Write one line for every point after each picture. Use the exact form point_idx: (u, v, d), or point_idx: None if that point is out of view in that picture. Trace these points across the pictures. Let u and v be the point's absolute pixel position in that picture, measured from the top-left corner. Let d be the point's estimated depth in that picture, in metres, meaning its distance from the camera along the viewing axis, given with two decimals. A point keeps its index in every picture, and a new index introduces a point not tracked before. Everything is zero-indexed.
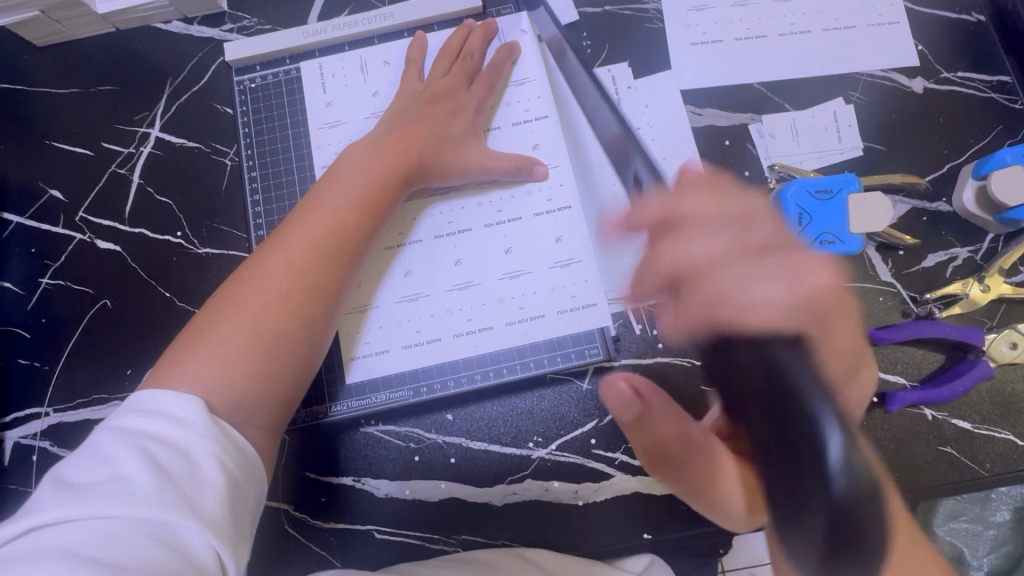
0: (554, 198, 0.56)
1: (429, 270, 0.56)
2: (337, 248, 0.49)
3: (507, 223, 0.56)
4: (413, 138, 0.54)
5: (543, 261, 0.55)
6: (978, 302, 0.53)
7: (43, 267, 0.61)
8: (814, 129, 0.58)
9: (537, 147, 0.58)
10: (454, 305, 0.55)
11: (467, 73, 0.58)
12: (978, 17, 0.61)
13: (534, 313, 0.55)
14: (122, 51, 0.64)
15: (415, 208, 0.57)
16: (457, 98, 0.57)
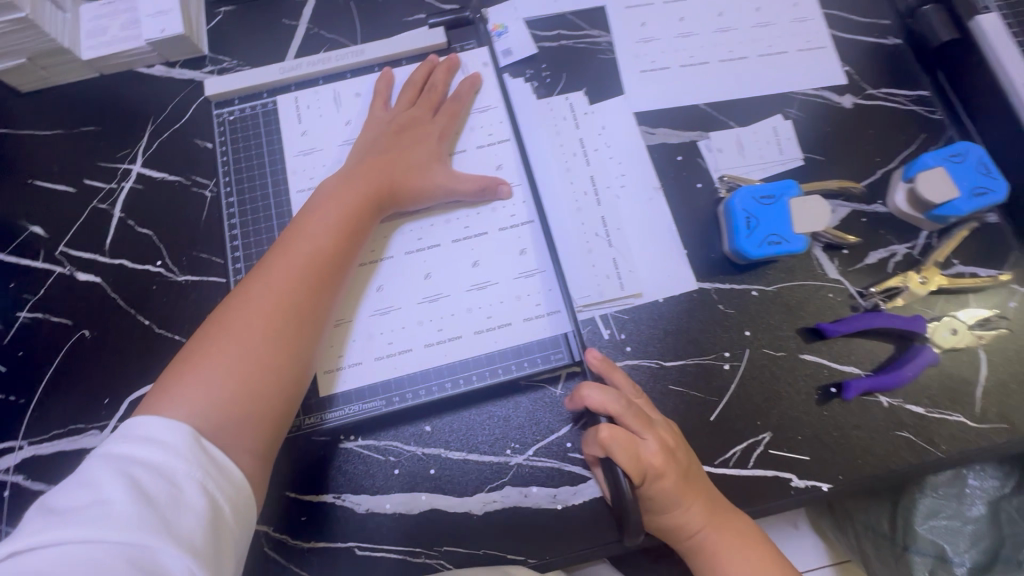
0: (517, 213, 0.60)
1: (402, 285, 0.58)
2: (314, 271, 0.51)
3: (474, 238, 0.59)
4: (386, 167, 0.57)
5: (510, 272, 0.58)
6: (918, 293, 0.57)
7: (22, 300, 0.61)
8: (757, 142, 0.64)
9: (500, 167, 0.62)
10: (425, 317, 0.57)
11: (433, 103, 0.62)
12: (895, 40, 0.67)
13: (504, 322, 0.57)
14: (105, 93, 0.68)
15: (387, 227, 0.60)
16: (424, 125, 0.61)
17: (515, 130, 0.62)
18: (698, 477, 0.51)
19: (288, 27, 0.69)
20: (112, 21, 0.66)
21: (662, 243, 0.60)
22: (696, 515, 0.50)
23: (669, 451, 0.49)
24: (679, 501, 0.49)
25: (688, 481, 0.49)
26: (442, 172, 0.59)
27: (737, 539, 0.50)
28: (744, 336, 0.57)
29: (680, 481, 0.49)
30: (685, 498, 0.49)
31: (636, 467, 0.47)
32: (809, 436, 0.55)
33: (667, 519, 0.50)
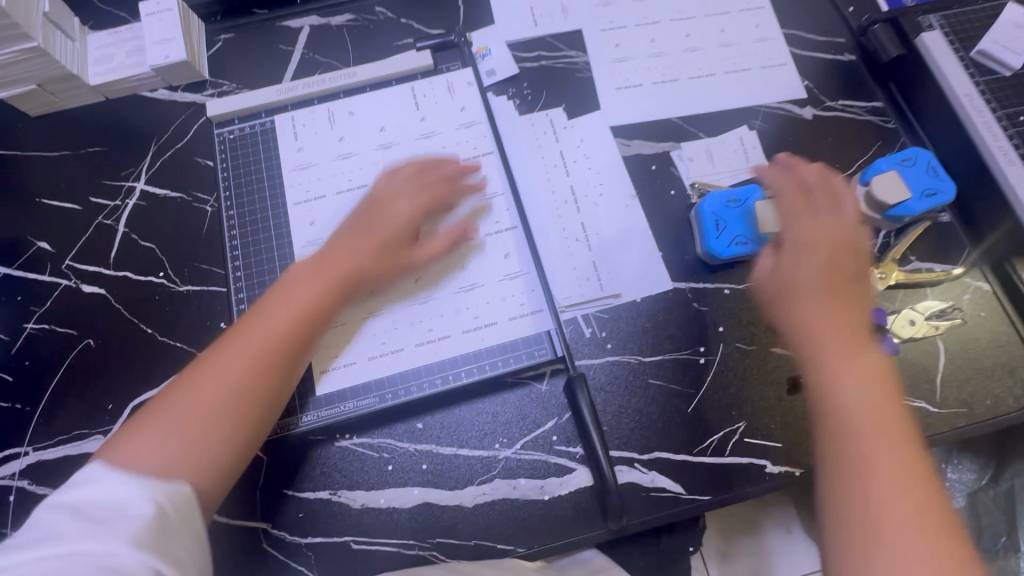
0: (500, 219, 0.64)
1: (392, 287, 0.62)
2: (285, 341, 0.49)
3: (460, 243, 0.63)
4: (372, 248, 0.57)
5: (494, 275, 0.62)
6: (878, 288, 0.61)
7: (28, 313, 0.64)
8: (725, 152, 0.68)
9: (485, 176, 0.66)
10: (415, 317, 0.60)
11: (430, 188, 0.62)
12: (850, 57, 0.73)
13: (487, 322, 0.60)
14: (112, 116, 0.71)
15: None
16: (408, 204, 0.60)
17: (498, 142, 0.66)
18: (844, 284, 0.51)
19: (285, 52, 0.74)
20: (119, 50, 0.70)
21: (639, 246, 0.64)
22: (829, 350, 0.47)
23: (827, 259, 0.52)
24: (806, 286, 0.51)
25: (840, 288, 0.51)
26: (420, 253, 0.59)
27: (883, 405, 0.44)
28: (718, 332, 0.61)
29: (829, 306, 0.49)
30: (829, 325, 0.48)
31: (808, 256, 0.52)
32: (781, 424, 0.58)
33: (800, 300, 0.50)
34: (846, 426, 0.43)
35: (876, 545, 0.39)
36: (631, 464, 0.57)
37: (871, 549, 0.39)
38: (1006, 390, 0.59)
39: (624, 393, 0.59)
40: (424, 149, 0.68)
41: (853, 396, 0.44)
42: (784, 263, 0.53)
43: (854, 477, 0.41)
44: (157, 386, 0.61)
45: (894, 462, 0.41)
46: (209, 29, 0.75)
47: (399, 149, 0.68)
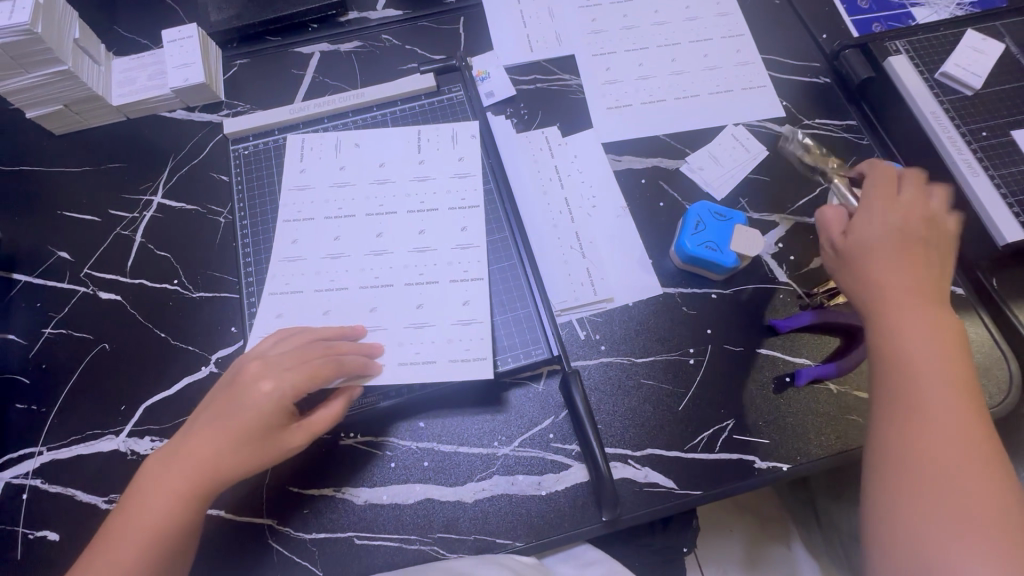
0: (469, 269, 0.63)
1: (350, 307, 0.61)
2: (186, 494, 0.49)
3: (423, 284, 0.62)
4: (232, 437, 0.50)
5: (445, 317, 0.61)
6: None
7: (47, 318, 0.67)
8: (727, 151, 0.73)
9: (465, 229, 0.65)
10: (406, 339, 0.60)
11: (307, 365, 0.52)
12: (824, 80, 0.78)
13: (427, 359, 0.59)
14: (132, 134, 0.76)
15: (353, 262, 0.64)
16: (272, 381, 0.51)
17: (493, 182, 0.69)
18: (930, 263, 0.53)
19: (296, 76, 0.79)
20: (141, 74, 0.75)
21: (630, 256, 0.67)
22: (919, 311, 0.50)
23: (895, 232, 0.53)
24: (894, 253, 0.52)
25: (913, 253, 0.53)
26: (302, 434, 0.52)
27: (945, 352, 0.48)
28: (706, 334, 0.64)
29: (897, 270, 0.52)
30: (897, 287, 0.51)
31: (883, 228, 0.54)
32: (768, 420, 0.61)
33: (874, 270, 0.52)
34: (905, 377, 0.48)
35: (924, 473, 0.44)
36: (625, 460, 0.59)
37: (916, 476, 0.45)
38: (982, 388, 0.62)
39: (618, 393, 0.62)
40: (416, 191, 0.67)
41: (925, 351, 0.48)
42: (871, 230, 0.54)
43: (905, 419, 0.47)
44: (168, 388, 0.64)
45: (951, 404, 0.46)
46: (225, 54, 0.80)
47: (392, 182, 0.68)
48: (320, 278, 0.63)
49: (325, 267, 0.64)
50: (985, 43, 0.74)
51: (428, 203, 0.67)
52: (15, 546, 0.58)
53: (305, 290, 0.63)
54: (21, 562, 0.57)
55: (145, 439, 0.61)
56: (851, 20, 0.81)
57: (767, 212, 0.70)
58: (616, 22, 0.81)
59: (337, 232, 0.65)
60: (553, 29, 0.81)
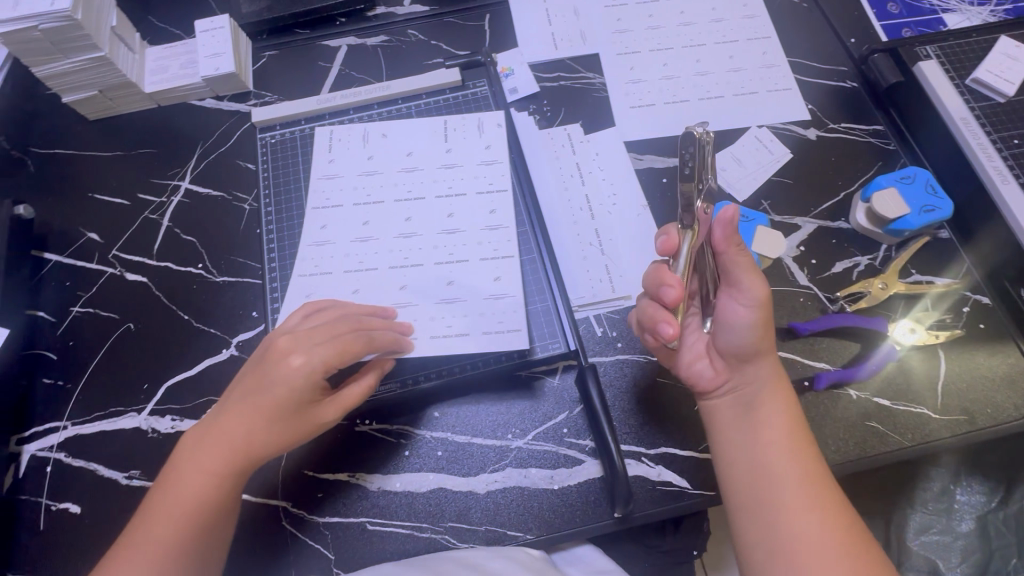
0: (499, 247, 0.64)
1: (377, 289, 0.62)
2: (221, 470, 0.50)
3: (454, 263, 0.63)
4: (264, 415, 0.50)
5: (477, 292, 0.61)
6: (879, 297, 0.64)
7: (75, 297, 0.69)
8: (750, 154, 0.72)
9: (495, 212, 0.66)
10: (437, 314, 0.60)
11: (336, 344, 0.51)
12: (852, 84, 0.77)
13: (460, 332, 0.59)
14: (161, 120, 0.77)
15: (382, 245, 0.64)
16: (302, 356, 0.51)
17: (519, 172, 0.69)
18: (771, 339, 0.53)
19: (324, 69, 0.80)
20: (173, 62, 0.77)
21: (649, 254, 0.67)
22: (774, 366, 0.54)
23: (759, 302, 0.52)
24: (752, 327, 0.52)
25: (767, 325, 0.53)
26: (333, 408, 0.52)
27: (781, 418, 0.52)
28: None
29: (768, 322, 0.53)
30: (766, 342, 0.53)
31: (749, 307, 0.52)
32: None
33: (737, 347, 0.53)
34: (753, 444, 0.51)
35: (785, 529, 0.46)
36: (639, 458, 0.59)
37: (776, 527, 0.47)
38: (1007, 399, 0.60)
39: (633, 391, 0.61)
40: (444, 178, 0.68)
41: (776, 414, 0.52)
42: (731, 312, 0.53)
43: (762, 478, 0.49)
44: (189, 368, 0.65)
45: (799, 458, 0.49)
46: (255, 46, 0.81)
47: (419, 168, 0.68)
48: (349, 260, 0.64)
49: (352, 251, 0.64)
50: (1019, 49, 0.73)
51: (454, 188, 0.67)
52: (38, 516, 0.59)
53: (333, 272, 0.63)
54: (44, 532, 0.59)
55: (166, 418, 0.63)
56: (881, 25, 0.80)
57: (789, 215, 0.69)
58: (642, 22, 0.81)
59: (366, 217, 0.66)
60: (578, 28, 0.81)
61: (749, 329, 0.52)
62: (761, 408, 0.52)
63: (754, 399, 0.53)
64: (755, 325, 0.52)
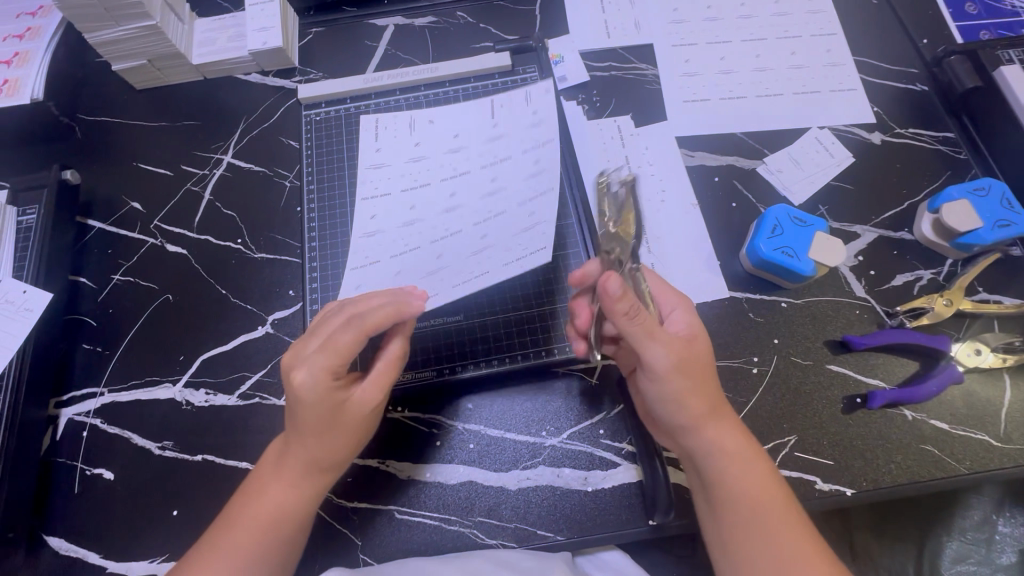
0: (532, 193, 0.59)
1: (418, 270, 0.56)
2: (298, 485, 0.49)
3: (489, 217, 0.57)
4: (313, 431, 0.48)
5: (516, 246, 0.55)
6: (943, 314, 0.60)
7: (117, 265, 0.69)
8: (809, 155, 0.69)
9: (536, 162, 0.60)
10: (467, 268, 0.55)
11: (335, 346, 0.46)
12: (921, 87, 0.73)
13: (489, 289, 0.53)
14: (207, 93, 0.77)
15: (426, 225, 0.58)
16: (302, 369, 0.46)
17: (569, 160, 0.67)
18: (711, 399, 0.49)
19: (370, 47, 0.79)
20: (221, 35, 0.76)
21: (696, 255, 0.65)
22: (720, 424, 0.49)
23: (678, 370, 0.47)
24: (683, 395, 0.48)
25: (701, 382, 0.49)
26: (370, 393, 0.49)
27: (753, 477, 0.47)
28: (773, 344, 0.61)
29: (694, 383, 0.48)
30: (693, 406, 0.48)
31: (665, 380, 0.47)
32: (833, 442, 0.57)
33: (672, 418, 0.49)
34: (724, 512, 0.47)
35: None
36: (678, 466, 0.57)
37: None
38: None
39: None
40: (490, 149, 0.62)
41: (740, 490, 0.47)
42: (651, 386, 0.49)
43: (744, 567, 0.45)
44: (224, 343, 0.65)
45: (784, 538, 0.45)
46: (302, 21, 0.80)
47: (463, 145, 0.63)
48: (393, 244, 0.57)
49: (400, 236, 0.58)
50: None
51: (494, 157, 0.61)
52: (73, 480, 0.60)
53: (381, 260, 0.57)
54: (78, 496, 0.59)
55: (200, 391, 0.63)
56: (956, 26, 0.76)
57: (848, 223, 0.66)
58: (701, 13, 0.78)
59: (414, 202, 0.60)
60: (633, 17, 0.78)
61: (674, 402, 0.48)
62: (720, 486, 0.48)
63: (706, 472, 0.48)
64: (683, 394, 0.48)
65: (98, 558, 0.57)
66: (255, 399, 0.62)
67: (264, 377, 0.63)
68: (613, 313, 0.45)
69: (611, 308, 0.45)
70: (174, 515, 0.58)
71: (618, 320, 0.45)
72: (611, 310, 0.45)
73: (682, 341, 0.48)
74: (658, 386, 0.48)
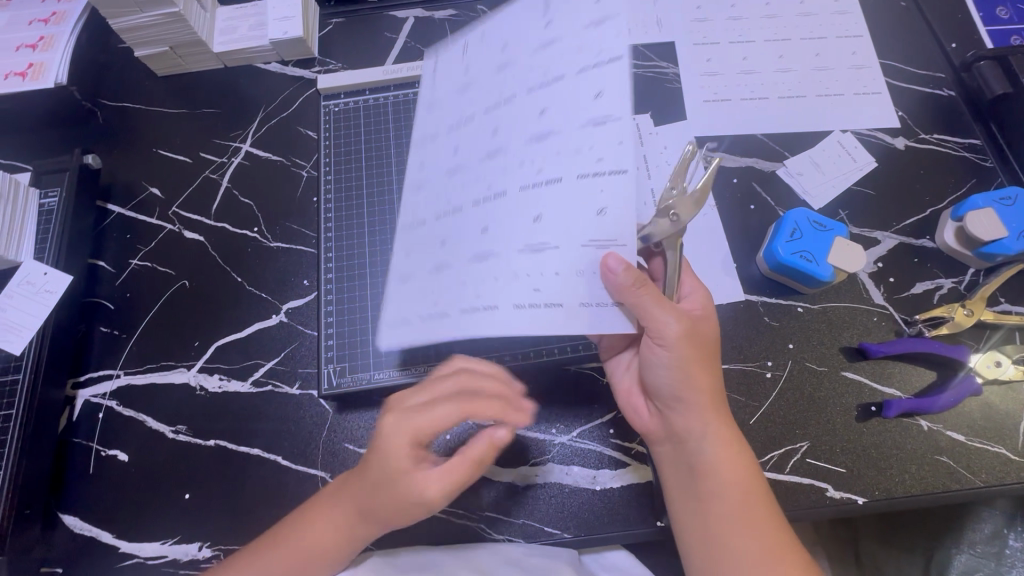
0: (604, 153, 0.39)
1: (463, 245, 0.44)
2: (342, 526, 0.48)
3: (543, 184, 0.41)
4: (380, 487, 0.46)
5: (575, 231, 0.40)
6: (963, 325, 0.59)
7: (135, 250, 0.70)
8: (830, 159, 0.68)
9: (599, 94, 0.40)
10: (519, 269, 0.42)
11: (434, 412, 0.45)
12: (949, 92, 0.72)
13: (552, 301, 0.41)
14: (227, 82, 0.77)
15: (470, 175, 0.45)
16: (395, 415, 0.47)
17: None
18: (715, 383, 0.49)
19: (389, 39, 0.79)
20: (243, 24, 0.76)
21: (712, 257, 0.64)
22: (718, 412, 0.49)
23: (688, 345, 0.47)
24: (684, 370, 0.48)
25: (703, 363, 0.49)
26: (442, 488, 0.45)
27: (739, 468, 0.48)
28: (788, 348, 0.60)
29: (695, 361, 0.48)
30: (697, 390, 0.48)
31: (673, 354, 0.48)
32: (846, 450, 0.57)
33: (672, 391, 0.49)
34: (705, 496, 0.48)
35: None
36: None
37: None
38: None
39: None
40: (538, 64, 0.44)
41: (725, 478, 0.48)
42: (652, 357, 0.49)
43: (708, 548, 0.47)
44: (238, 330, 0.65)
45: (758, 532, 0.46)
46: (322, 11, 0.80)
47: (517, 63, 0.46)
48: (437, 201, 0.46)
49: (445, 189, 0.46)
50: None
51: (551, 69, 0.43)
52: (88, 461, 0.61)
53: (426, 220, 0.47)
54: (93, 477, 0.60)
55: (214, 376, 0.63)
56: (986, 30, 0.74)
57: (868, 228, 0.65)
58: (725, 11, 0.77)
59: (460, 142, 0.47)
60: (655, 14, 0.77)
61: (681, 371, 0.48)
62: (707, 472, 0.48)
63: (699, 460, 0.48)
64: (683, 368, 0.48)
65: (112, 538, 0.58)
66: (268, 386, 0.63)
67: (277, 365, 0.63)
68: (618, 292, 0.42)
69: (620, 289, 0.41)
70: (185, 499, 0.59)
71: (627, 301, 0.42)
72: (618, 291, 0.41)
73: (691, 325, 0.48)
74: (659, 357, 0.48)
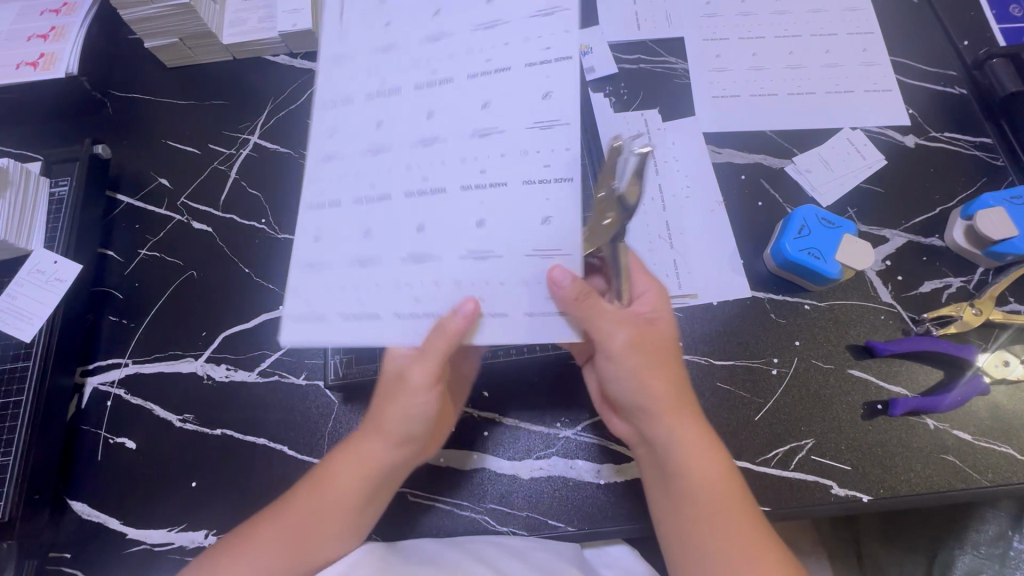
0: (551, 160, 0.39)
1: (391, 245, 0.42)
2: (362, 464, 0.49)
3: (487, 186, 0.40)
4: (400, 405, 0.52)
5: (519, 235, 0.40)
6: (972, 324, 0.58)
7: (143, 240, 0.70)
8: (839, 156, 0.68)
9: (548, 94, 0.40)
10: (462, 274, 0.41)
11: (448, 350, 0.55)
12: (960, 90, 0.71)
13: (495, 311, 0.41)
14: (236, 74, 0.78)
15: (395, 160, 0.42)
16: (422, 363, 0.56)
17: None
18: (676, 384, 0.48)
19: None
20: (252, 15, 0.76)
21: (719, 254, 0.64)
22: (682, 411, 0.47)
23: (640, 352, 0.46)
24: (639, 377, 0.46)
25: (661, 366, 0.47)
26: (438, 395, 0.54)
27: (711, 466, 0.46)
28: (794, 345, 0.60)
29: (653, 365, 0.47)
30: (656, 392, 0.47)
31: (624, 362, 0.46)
32: (851, 447, 0.56)
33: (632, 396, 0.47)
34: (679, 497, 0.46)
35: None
36: None
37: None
38: None
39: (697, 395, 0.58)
40: (484, 47, 0.42)
41: (698, 479, 0.46)
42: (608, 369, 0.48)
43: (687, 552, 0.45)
44: (245, 321, 0.65)
45: (738, 534, 0.44)
46: None
47: (456, 36, 0.43)
48: (357, 183, 0.43)
49: (364, 170, 0.43)
50: None
51: (494, 60, 0.41)
52: (96, 448, 0.61)
53: (340, 201, 0.43)
54: (101, 464, 0.61)
55: (221, 366, 0.64)
56: (1000, 28, 0.74)
57: (877, 226, 0.65)
58: (736, 7, 0.76)
59: (381, 117, 0.44)
60: (665, 9, 0.77)
61: (637, 381, 0.46)
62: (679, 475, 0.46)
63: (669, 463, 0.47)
64: (641, 373, 0.46)
65: (120, 524, 0.59)
66: (274, 376, 0.63)
67: (283, 356, 0.64)
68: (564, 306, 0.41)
69: (566, 303, 0.41)
70: (192, 487, 0.59)
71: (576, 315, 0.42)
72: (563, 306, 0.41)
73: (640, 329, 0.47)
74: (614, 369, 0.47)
